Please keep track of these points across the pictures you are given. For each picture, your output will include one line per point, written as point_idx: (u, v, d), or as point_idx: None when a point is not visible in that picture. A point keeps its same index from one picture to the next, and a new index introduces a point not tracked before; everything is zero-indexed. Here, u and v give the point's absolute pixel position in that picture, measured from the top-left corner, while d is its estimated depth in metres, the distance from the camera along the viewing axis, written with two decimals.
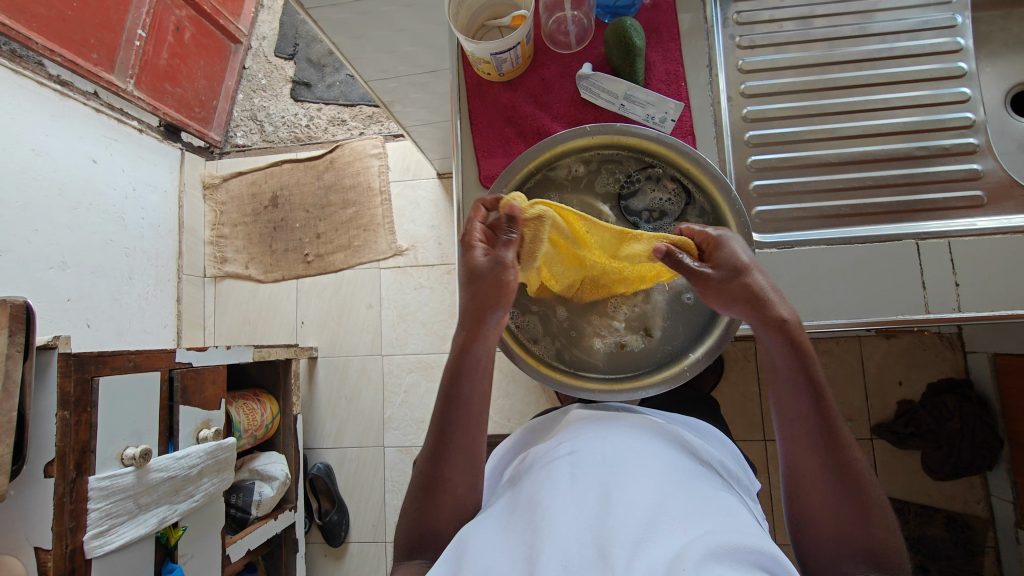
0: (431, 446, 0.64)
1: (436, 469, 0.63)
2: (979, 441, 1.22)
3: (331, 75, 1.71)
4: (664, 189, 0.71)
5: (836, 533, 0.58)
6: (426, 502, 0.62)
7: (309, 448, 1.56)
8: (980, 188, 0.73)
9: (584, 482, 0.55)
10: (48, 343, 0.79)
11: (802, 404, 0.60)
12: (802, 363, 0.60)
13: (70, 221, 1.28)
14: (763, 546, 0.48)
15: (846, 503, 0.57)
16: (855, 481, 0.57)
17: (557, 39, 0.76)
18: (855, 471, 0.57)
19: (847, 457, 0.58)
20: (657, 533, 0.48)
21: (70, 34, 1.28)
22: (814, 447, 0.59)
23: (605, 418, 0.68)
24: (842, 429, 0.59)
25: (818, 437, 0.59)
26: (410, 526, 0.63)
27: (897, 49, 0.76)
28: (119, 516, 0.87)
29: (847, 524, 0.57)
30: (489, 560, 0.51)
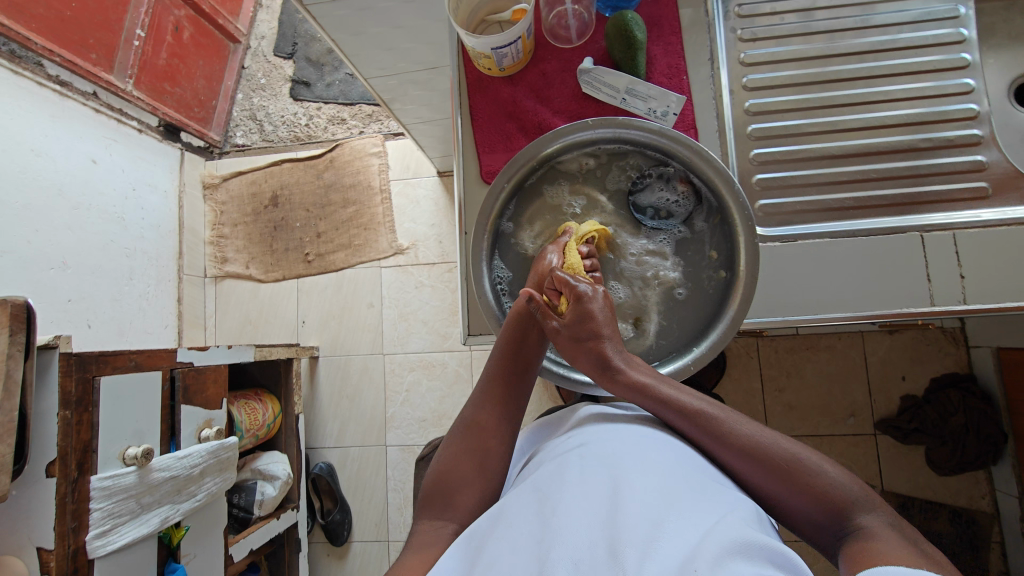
0: (480, 395, 0.70)
1: (480, 418, 0.68)
2: (983, 435, 1.21)
3: (330, 74, 1.71)
4: (674, 189, 0.72)
5: (794, 506, 0.55)
6: (466, 447, 0.65)
7: (311, 447, 1.56)
8: (984, 179, 0.73)
9: (593, 478, 0.55)
10: (49, 342, 0.79)
11: (680, 422, 0.62)
12: (652, 391, 0.63)
13: (70, 222, 1.28)
14: (780, 544, 0.47)
15: (772, 475, 0.56)
16: (761, 452, 0.57)
17: (558, 33, 0.76)
18: (755, 445, 0.57)
19: (738, 442, 0.58)
20: (667, 530, 0.47)
21: (69, 34, 1.28)
22: (714, 449, 0.59)
23: (611, 413, 0.68)
24: (718, 417, 0.60)
25: (710, 439, 0.60)
26: (442, 472, 0.64)
27: (900, 41, 0.76)
28: (121, 516, 0.87)
29: (787, 489, 0.55)
30: (496, 559, 0.50)
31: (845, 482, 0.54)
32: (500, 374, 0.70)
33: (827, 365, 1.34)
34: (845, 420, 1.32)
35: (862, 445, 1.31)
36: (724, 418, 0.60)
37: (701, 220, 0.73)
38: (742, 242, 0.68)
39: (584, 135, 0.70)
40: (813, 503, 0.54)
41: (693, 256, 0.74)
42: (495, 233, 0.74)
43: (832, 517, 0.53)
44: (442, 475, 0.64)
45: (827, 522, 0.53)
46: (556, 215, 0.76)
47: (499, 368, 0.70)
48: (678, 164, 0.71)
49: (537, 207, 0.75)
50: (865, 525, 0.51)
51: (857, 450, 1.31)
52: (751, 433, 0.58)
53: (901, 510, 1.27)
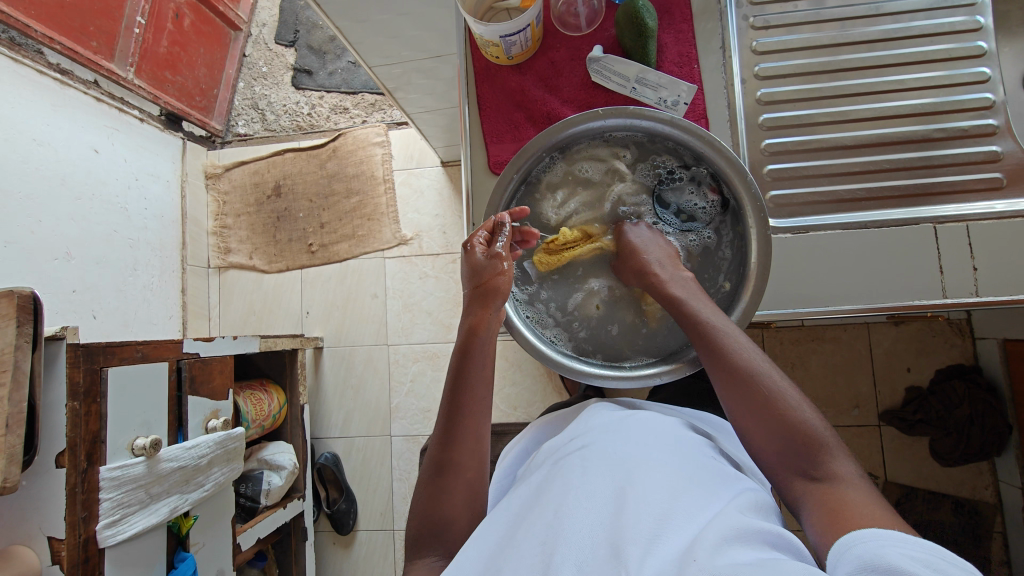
0: (444, 429, 0.63)
1: (448, 455, 0.62)
2: (987, 426, 1.21)
3: (333, 62, 1.69)
4: (703, 196, 0.72)
5: (762, 439, 0.57)
6: (440, 486, 0.61)
7: (317, 437, 1.57)
8: (999, 170, 0.72)
9: (594, 474, 0.55)
10: (56, 333, 0.79)
11: (692, 339, 0.64)
12: (681, 303, 0.66)
13: (73, 211, 1.27)
14: (777, 527, 0.48)
15: (752, 404, 0.58)
16: (756, 380, 0.59)
17: (567, 21, 0.75)
18: (751, 371, 0.59)
19: (738, 362, 0.60)
20: (669, 526, 0.48)
21: (68, 22, 1.26)
22: (713, 367, 0.62)
23: (614, 409, 0.69)
24: (729, 340, 0.62)
25: (711, 356, 0.62)
26: (423, 512, 0.60)
27: (915, 28, 0.75)
28: (130, 505, 0.87)
29: (771, 424, 0.57)
30: (503, 561, 0.50)
31: (825, 432, 0.55)
32: (460, 405, 0.63)
33: (832, 356, 1.34)
34: (850, 411, 1.32)
35: (866, 436, 1.31)
36: (736, 341, 0.62)
37: (723, 231, 0.72)
38: (753, 233, 0.67)
39: (596, 124, 0.69)
40: (782, 440, 0.56)
41: (702, 274, 0.74)
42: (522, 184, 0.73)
43: (802, 461, 0.55)
44: (425, 520, 0.59)
45: (801, 465, 0.55)
46: (580, 193, 0.75)
47: (456, 392, 0.64)
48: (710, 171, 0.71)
49: (564, 177, 0.74)
50: (827, 468, 0.53)
51: (860, 440, 1.31)
52: (757, 361, 0.60)
53: (904, 500, 1.28)
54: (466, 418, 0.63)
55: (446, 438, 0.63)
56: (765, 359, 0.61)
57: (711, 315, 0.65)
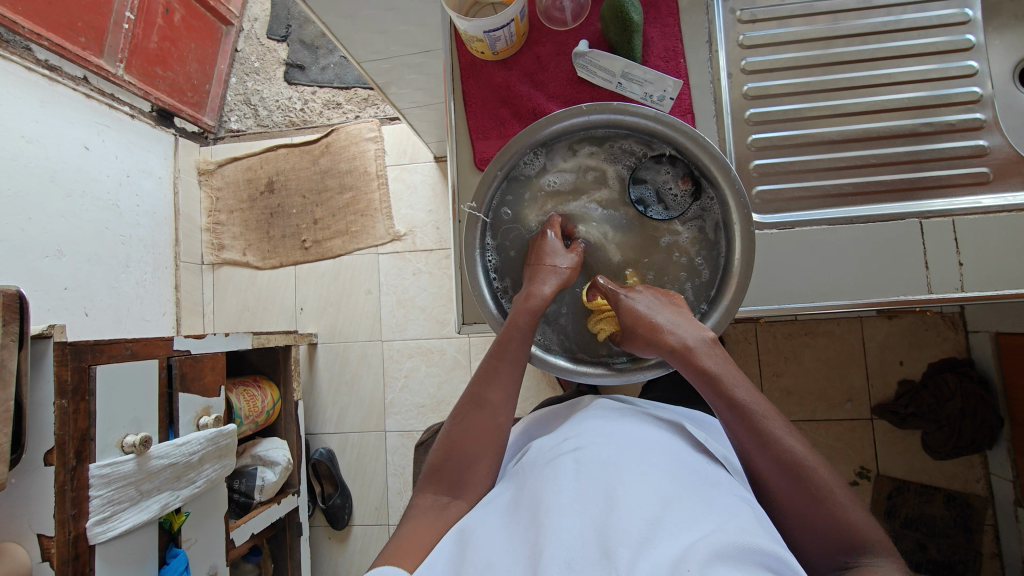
0: (485, 375, 0.66)
1: (478, 395, 0.65)
2: (979, 420, 1.21)
3: (325, 57, 1.68)
4: (677, 184, 0.70)
5: (805, 530, 0.55)
6: (468, 427, 0.64)
7: (312, 432, 1.57)
8: (985, 165, 0.72)
9: (589, 480, 0.54)
10: (42, 332, 0.79)
11: (729, 419, 0.59)
12: (715, 377, 0.61)
13: (63, 208, 1.27)
14: (777, 548, 0.47)
15: (797, 494, 0.55)
16: (800, 469, 0.55)
17: (553, 15, 0.74)
18: (798, 460, 0.55)
19: (786, 452, 0.55)
20: (661, 531, 0.47)
21: (57, 18, 1.25)
22: (757, 452, 0.57)
23: (609, 410, 0.68)
24: (773, 424, 0.57)
25: (754, 440, 0.57)
26: (446, 449, 0.63)
27: (903, 22, 0.74)
28: (120, 502, 0.87)
29: (812, 515, 0.54)
30: (491, 557, 0.50)
31: (866, 524, 0.53)
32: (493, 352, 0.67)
33: (824, 350, 1.34)
34: (842, 405, 1.33)
35: (858, 429, 1.32)
36: (778, 425, 0.57)
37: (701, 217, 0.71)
38: (734, 221, 0.66)
39: (571, 122, 0.68)
40: (823, 531, 0.54)
41: (680, 275, 0.72)
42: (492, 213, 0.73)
43: (841, 553, 0.53)
44: (445, 458, 0.63)
45: (837, 555, 0.53)
46: (552, 199, 0.74)
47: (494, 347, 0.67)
48: (683, 159, 0.69)
49: (541, 184, 0.73)
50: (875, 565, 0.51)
51: (852, 434, 1.32)
52: (798, 447, 0.56)
53: (896, 494, 1.29)
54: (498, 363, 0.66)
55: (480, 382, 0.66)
56: (808, 445, 0.57)
57: (747, 393, 0.59)
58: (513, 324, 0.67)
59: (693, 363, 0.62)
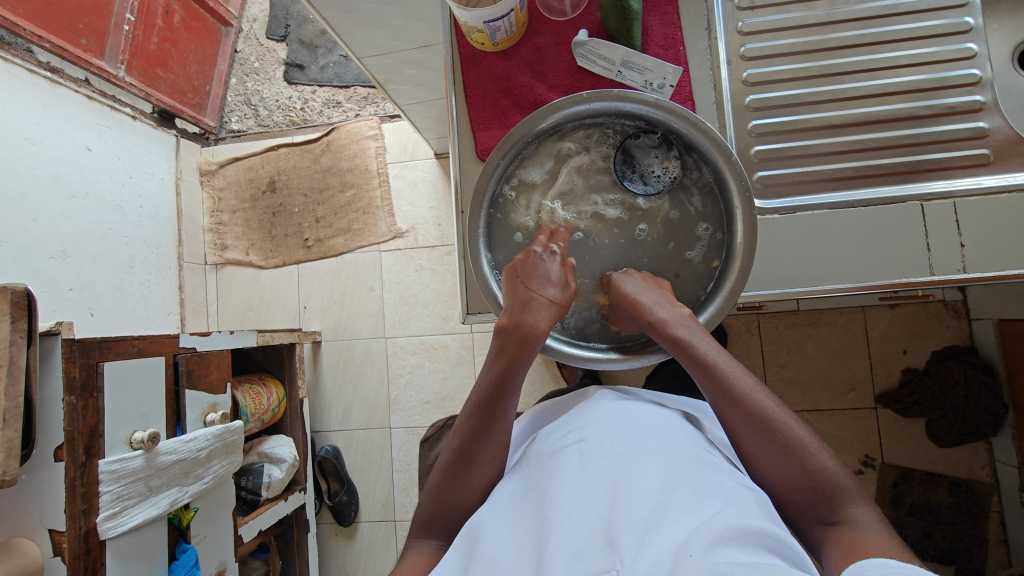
0: (473, 428, 0.64)
1: (469, 449, 0.63)
2: (983, 407, 1.21)
3: (324, 56, 1.69)
4: (664, 164, 0.70)
5: (786, 484, 0.57)
6: (460, 480, 0.63)
7: (318, 431, 1.58)
8: (986, 146, 0.72)
9: (591, 468, 0.55)
10: (51, 329, 0.79)
11: (702, 385, 0.62)
12: (691, 348, 0.63)
13: (67, 210, 1.27)
14: (776, 529, 0.48)
15: (770, 449, 0.58)
16: (772, 425, 0.58)
17: (552, 6, 0.75)
18: (766, 416, 0.58)
19: (754, 409, 0.59)
20: (664, 519, 0.47)
21: (57, 19, 1.26)
22: (730, 413, 0.60)
23: (611, 400, 0.68)
24: (741, 384, 0.60)
25: (725, 401, 0.60)
26: (439, 498, 0.63)
27: (904, 5, 0.74)
28: (130, 498, 0.88)
29: (788, 469, 0.57)
30: (499, 551, 0.50)
31: (838, 471, 0.56)
32: (482, 406, 0.64)
33: (827, 340, 1.34)
34: (846, 395, 1.33)
35: (862, 419, 1.32)
36: (749, 386, 0.60)
37: (694, 204, 0.71)
38: (739, 216, 0.67)
39: (574, 109, 0.68)
40: (802, 484, 0.56)
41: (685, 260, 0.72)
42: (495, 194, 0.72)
43: (818, 502, 0.55)
44: (438, 505, 0.63)
45: (816, 505, 0.55)
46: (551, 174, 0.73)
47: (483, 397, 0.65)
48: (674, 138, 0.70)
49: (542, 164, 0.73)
50: (850, 514, 0.54)
51: (856, 423, 1.32)
52: (770, 405, 0.59)
53: (901, 482, 1.29)
54: (491, 420, 0.64)
55: (472, 434, 0.64)
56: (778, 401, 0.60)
57: (719, 358, 0.62)
58: (499, 379, 0.65)
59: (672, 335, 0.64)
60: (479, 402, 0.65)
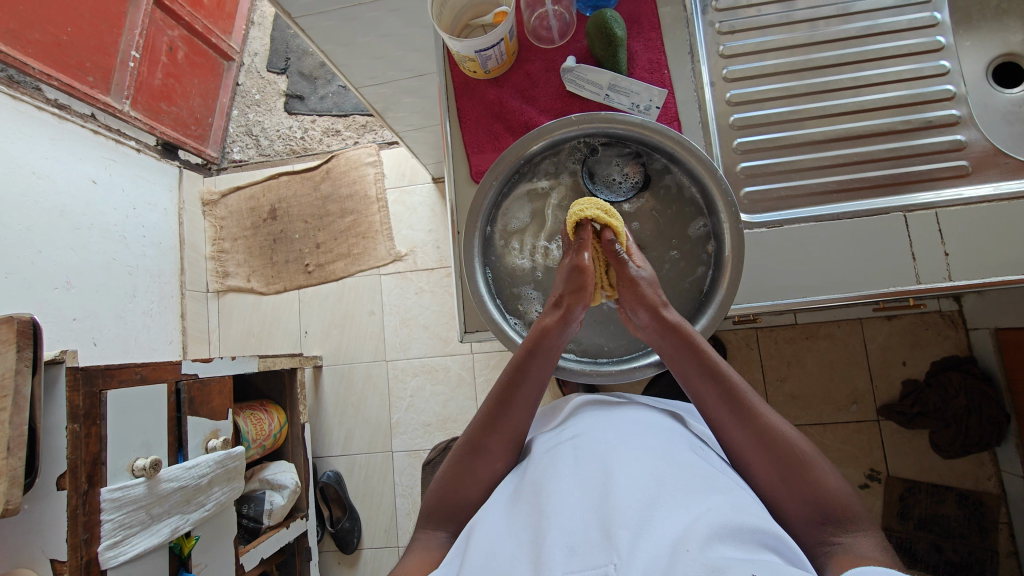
0: (487, 418, 0.66)
1: (480, 440, 0.65)
2: (986, 417, 1.21)
3: (323, 87, 1.74)
4: (628, 169, 0.74)
5: (792, 502, 0.57)
6: (466, 468, 0.64)
7: (319, 456, 1.57)
8: (965, 158, 0.74)
9: (586, 463, 0.55)
10: (56, 357, 0.81)
11: (710, 393, 0.64)
12: (703, 354, 0.65)
13: (72, 241, 1.29)
14: (770, 526, 0.49)
15: (776, 468, 0.58)
16: (782, 440, 0.59)
17: (541, 34, 0.78)
18: (779, 435, 0.59)
19: (767, 427, 0.60)
20: (659, 513, 0.48)
21: (66, 58, 1.31)
22: (737, 427, 0.61)
23: (602, 401, 0.69)
24: (753, 400, 0.62)
25: (734, 415, 0.62)
26: (442, 490, 0.65)
27: (880, 26, 0.77)
28: (132, 527, 0.88)
29: (795, 485, 0.57)
30: (495, 548, 0.50)
31: (845, 493, 0.56)
32: (499, 397, 0.67)
33: (826, 352, 1.35)
34: (848, 408, 1.33)
35: (865, 431, 1.31)
36: (756, 400, 0.62)
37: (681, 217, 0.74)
38: (727, 231, 0.69)
39: (563, 132, 0.71)
40: (809, 502, 0.56)
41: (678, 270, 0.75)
42: (490, 213, 0.74)
43: (824, 522, 0.55)
44: (442, 494, 0.64)
45: (823, 526, 0.55)
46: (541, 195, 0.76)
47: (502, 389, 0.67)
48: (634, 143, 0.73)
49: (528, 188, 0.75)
50: (855, 538, 0.54)
51: (860, 436, 1.31)
52: (779, 422, 0.61)
53: (907, 495, 1.28)
54: (507, 412, 0.66)
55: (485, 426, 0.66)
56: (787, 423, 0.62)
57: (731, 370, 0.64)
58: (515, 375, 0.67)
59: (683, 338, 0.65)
60: (496, 393, 0.67)
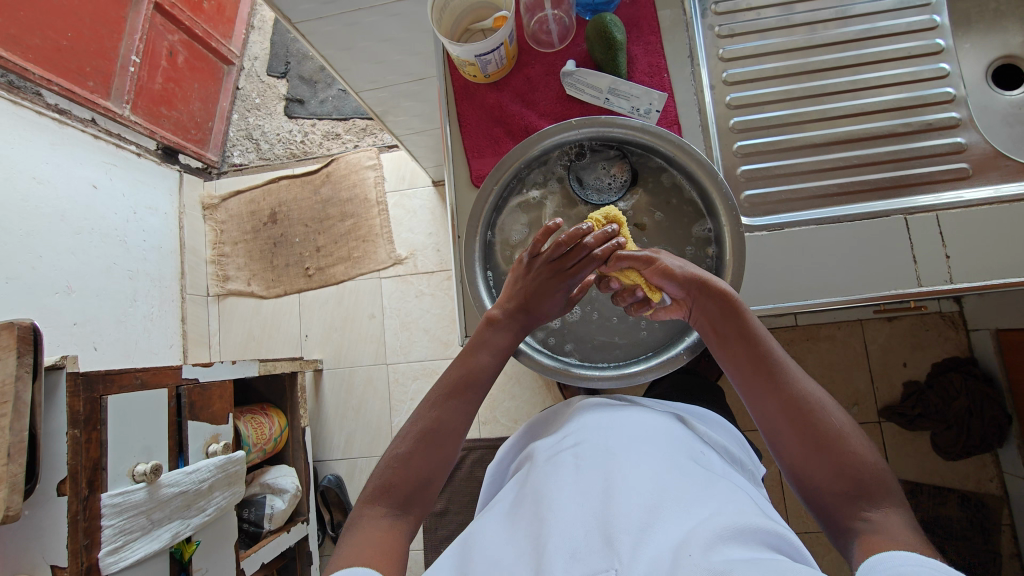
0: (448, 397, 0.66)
1: (437, 422, 0.64)
2: (988, 419, 1.20)
3: (323, 91, 1.74)
4: (616, 173, 0.73)
5: (826, 472, 0.56)
6: (424, 446, 0.62)
7: (320, 460, 1.57)
8: (965, 160, 0.74)
9: (587, 470, 0.55)
10: (56, 363, 0.81)
11: (745, 358, 0.63)
12: (742, 320, 0.64)
13: (72, 246, 1.30)
14: (772, 529, 0.49)
15: (811, 437, 0.57)
16: (818, 409, 0.58)
17: (540, 39, 0.78)
18: (813, 403, 0.59)
19: (803, 394, 0.59)
20: (661, 520, 0.47)
21: (66, 63, 1.31)
22: (772, 392, 0.60)
23: (599, 406, 0.68)
24: (789, 368, 0.61)
25: (770, 381, 0.61)
26: (396, 469, 0.60)
27: (879, 29, 0.78)
28: (132, 532, 0.88)
29: (831, 454, 0.56)
30: (496, 558, 0.49)
31: (880, 467, 0.56)
32: (457, 379, 0.67)
33: (827, 354, 1.35)
34: (849, 410, 1.33)
35: (866, 434, 1.31)
36: (793, 368, 0.61)
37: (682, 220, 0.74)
38: (728, 234, 0.69)
39: (562, 136, 0.71)
40: (844, 474, 0.55)
41: None
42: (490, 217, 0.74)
43: (856, 495, 0.54)
44: (396, 473, 0.60)
45: (857, 500, 0.54)
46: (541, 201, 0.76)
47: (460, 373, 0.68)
48: (617, 142, 0.73)
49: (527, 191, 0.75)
50: (887, 515, 0.52)
51: None
52: (814, 391, 0.60)
53: (910, 497, 1.27)
54: (465, 397, 0.66)
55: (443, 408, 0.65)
56: (821, 391, 0.61)
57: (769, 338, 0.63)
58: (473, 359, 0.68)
59: (722, 303, 0.64)
60: (452, 377, 0.67)
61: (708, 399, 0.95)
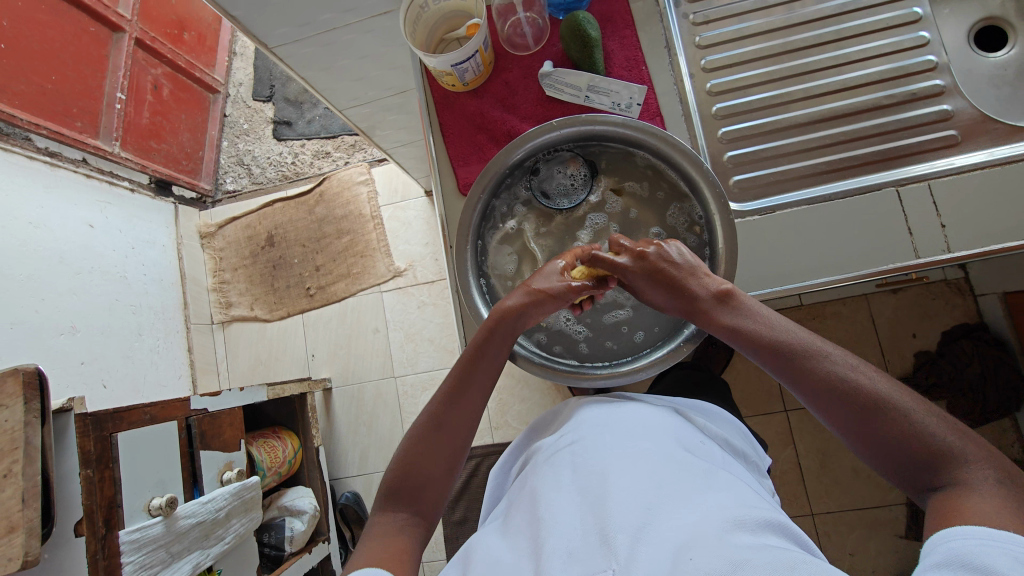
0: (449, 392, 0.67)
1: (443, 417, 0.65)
2: (1001, 383, 1.18)
3: (309, 111, 1.75)
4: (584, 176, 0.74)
5: (878, 453, 0.53)
6: (429, 445, 0.64)
7: (336, 478, 1.57)
8: (953, 127, 0.73)
9: (583, 470, 0.54)
10: (64, 405, 0.80)
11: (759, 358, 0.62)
12: (740, 325, 0.63)
13: (73, 286, 1.30)
14: (775, 517, 0.48)
15: (852, 417, 0.54)
16: (840, 389, 0.55)
17: (515, 42, 0.78)
18: (836, 383, 0.55)
19: (819, 380, 0.56)
20: (660, 514, 0.47)
21: (52, 107, 1.32)
22: (794, 387, 0.59)
23: (596, 405, 0.68)
24: (801, 352, 0.59)
25: (788, 375, 0.59)
26: (403, 470, 0.62)
27: (854, 3, 0.77)
28: (153, 566, 0.88)
29: (871, 434, 0.53)
30: (495, 560, 0.49)
31: (933, 429, 0.50)
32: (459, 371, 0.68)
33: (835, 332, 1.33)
34: None
35: None
36: (805, 352, 0.59)
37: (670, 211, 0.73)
38: (718, 223, 0.69)
39: (542, 138, 0.71)
40: (892, 451, 0.52)
41: None
42: (478, 225, 0.74)
43: (918, 469, 0.50)
44: (403, 472, 0.62)
45: (920, 473, 0.50)
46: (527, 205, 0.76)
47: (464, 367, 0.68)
48: (591, 142, 0.74)
49: (507, 197, 0.75)
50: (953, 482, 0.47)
51: None
52: (834, 368, 0.56)
53: None
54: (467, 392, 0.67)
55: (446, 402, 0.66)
56: (848, 361, 0.56)
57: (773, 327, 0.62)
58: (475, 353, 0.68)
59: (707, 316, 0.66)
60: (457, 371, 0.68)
61: (714, 389, 0.94)
